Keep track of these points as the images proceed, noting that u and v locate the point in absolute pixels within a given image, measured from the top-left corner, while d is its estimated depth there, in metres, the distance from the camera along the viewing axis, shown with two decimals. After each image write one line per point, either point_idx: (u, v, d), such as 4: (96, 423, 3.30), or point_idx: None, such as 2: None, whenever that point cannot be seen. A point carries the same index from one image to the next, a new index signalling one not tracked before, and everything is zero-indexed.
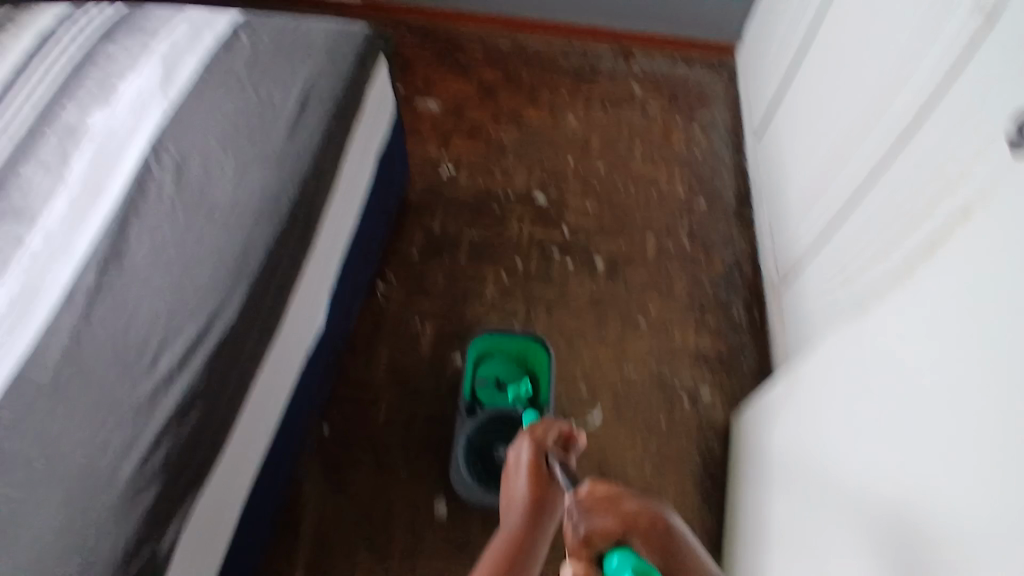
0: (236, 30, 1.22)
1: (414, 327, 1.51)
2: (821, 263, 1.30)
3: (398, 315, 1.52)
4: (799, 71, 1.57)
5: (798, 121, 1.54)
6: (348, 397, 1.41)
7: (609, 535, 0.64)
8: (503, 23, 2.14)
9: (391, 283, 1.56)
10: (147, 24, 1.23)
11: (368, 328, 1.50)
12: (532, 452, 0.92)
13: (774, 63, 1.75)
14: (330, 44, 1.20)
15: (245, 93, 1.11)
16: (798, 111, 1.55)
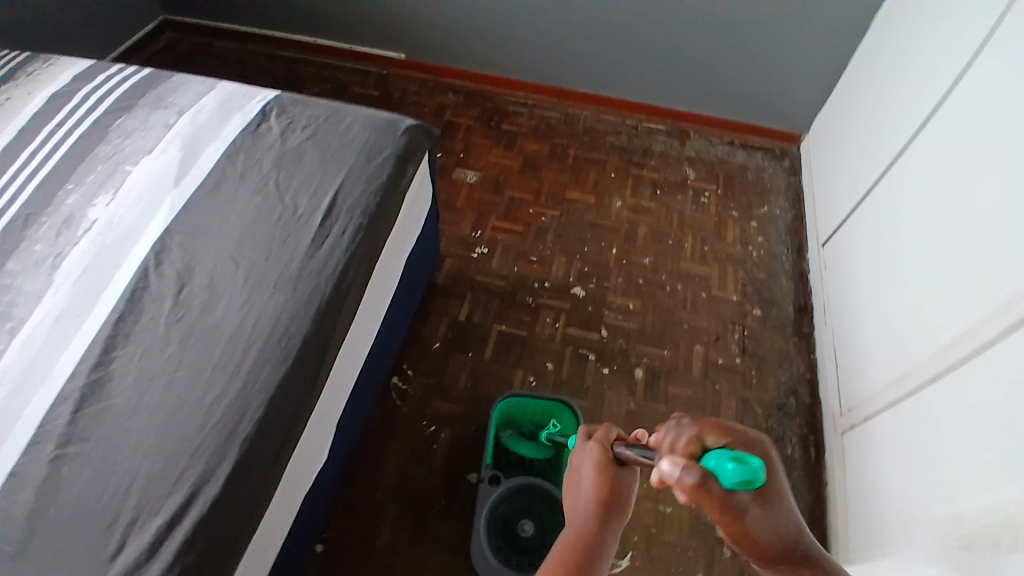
0: (264, 115, 1.16)
1: (429, 433, 1.37)
2: (900, 421, 1.13)
3: (413, 417, 1.39)
4: (891, 185, 1.39)
5: (886, 243, 1.36)
6: (350, 512, 1.27)
7: (720, 433, 0.58)
8: (555, 93, 2.07)
9: (410, 379, 1.44)
10: (169, 102, 1.19)
11: (380, 430, 1.37)
12: (600, 448, 0.73)
13: (853, 168, 1.59)
14: (372, 140, 1.10)
15: (271, 194, 1.02)
16: (887, 232, 1.36)
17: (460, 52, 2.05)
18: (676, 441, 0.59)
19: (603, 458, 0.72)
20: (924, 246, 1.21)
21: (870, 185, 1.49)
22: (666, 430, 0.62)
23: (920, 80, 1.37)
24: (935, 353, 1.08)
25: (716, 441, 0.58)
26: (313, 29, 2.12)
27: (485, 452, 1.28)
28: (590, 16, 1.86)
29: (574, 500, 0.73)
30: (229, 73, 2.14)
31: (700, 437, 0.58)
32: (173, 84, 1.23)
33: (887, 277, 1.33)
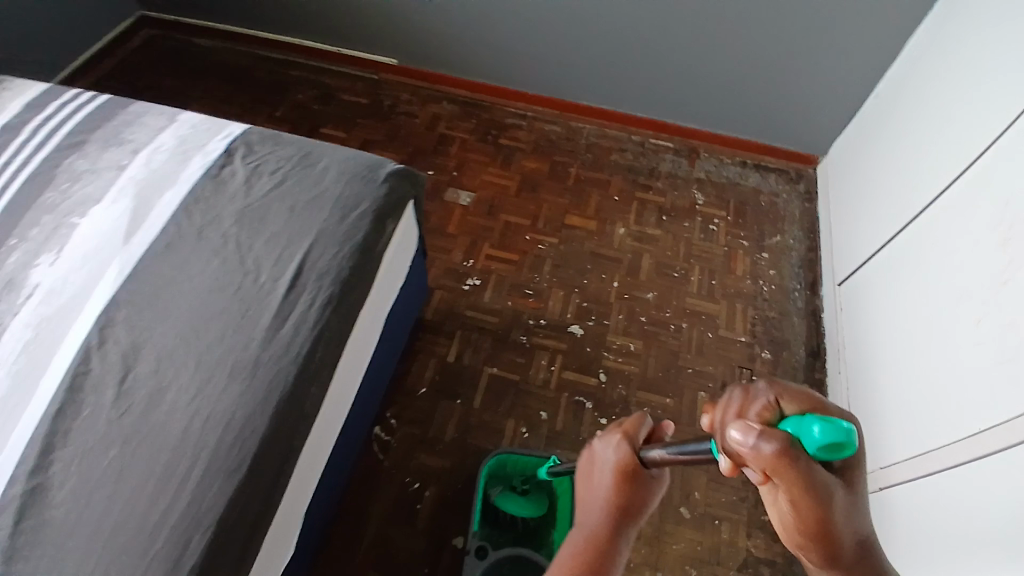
0: (227, 155, 1.05)
1: (412, 490, 1.28)
2: (916, 496, 1.04)
3: (396, 471, 1.30)
4: (918, 230, 1.28)
5: (909, 294, 1.26)
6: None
7: (801, 400, 0.51)
8: (557, 106, 1.94)
9: (394, 430, 1.35)
10: (123, 137, 1.08)
11: (360, 485, 1.28)
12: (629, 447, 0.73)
13: (875, 204, 1.48)
14: (347, 192, 1.00)
15: (234, 258, 0.94)
16: (910, 282, 1.26)
17: (455, 59, 1.91)
18: (752, 406, 0.52)
19: (628, 460, 0.71)
20: (946, 312, 1.13)
21: (892, 227, 1.39)
22: (732, 394, 0.55)
23: (953, 122, 1.26)
24: (948, 436, 1.02)
25: (795, 409, 0.51)
26: (298, 30, 1.98)
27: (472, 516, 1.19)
28: (596, 27, 1.72)
29: (588, 498, 0.72)
30: (207, 75, 1.97)
31: (777, 405, 0.51)
32: (129, 115, 1.12)
33: (903, 336, 1.24)
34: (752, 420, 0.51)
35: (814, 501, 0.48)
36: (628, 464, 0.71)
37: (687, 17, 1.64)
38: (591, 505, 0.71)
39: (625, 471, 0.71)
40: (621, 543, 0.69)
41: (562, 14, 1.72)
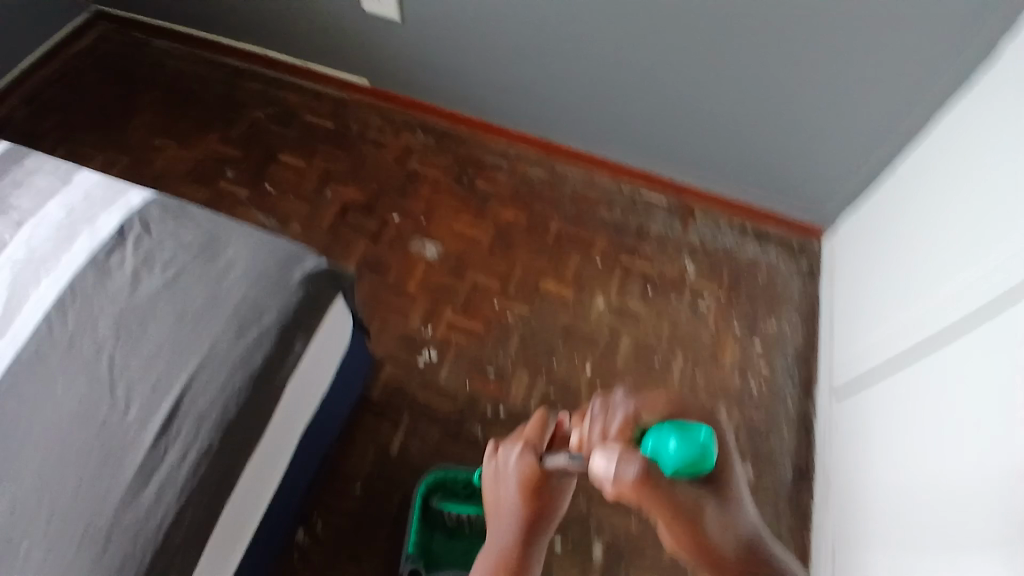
0: (121, 237, 0.83)
1: None
2: None
3: None
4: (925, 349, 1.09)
5: (909, 425, 1.07)
6: None
7: (657, 412, 0.58)
8: (545, 146, 1.74)
9: (320, 535, 1.21)
10: (5, 202, 0.86)
11: None
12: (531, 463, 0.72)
13: (890, 302, 1.28)
14: (249, 301, 0.79)
15: (102, 385, 0.74)
16: (912, 409, 1.08)
17: (432, 87, 1.69)
18: (611, 426, 0.59)
19: (530, 469, 0.71)
20: (934, 471, 0.97)
21: (897, 337, 1.20)
22: (598, 420, 0.62)
23: (978, 230, 1.06)
24: None
25: (651, 418, 0.58)
26: (258, 36, 1.74)
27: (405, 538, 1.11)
28: (591, 72, 1.51)
29: (501, 509, 0.73)
30: (157, 83, 1.75)
31: (635, 421, 0.59)
32: (22, 173, 0.90)
33: (882, 482, 1.09)
34: (611, 439, 0.58)
35: (673, 515, 0.50)
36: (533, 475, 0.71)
37: (695, 74, 1.43)
38: (502, 515, 0.73)
39: (531, 481, 0.71)
40: (535, 548, 0.71)
41: (554, 54, 1.50)
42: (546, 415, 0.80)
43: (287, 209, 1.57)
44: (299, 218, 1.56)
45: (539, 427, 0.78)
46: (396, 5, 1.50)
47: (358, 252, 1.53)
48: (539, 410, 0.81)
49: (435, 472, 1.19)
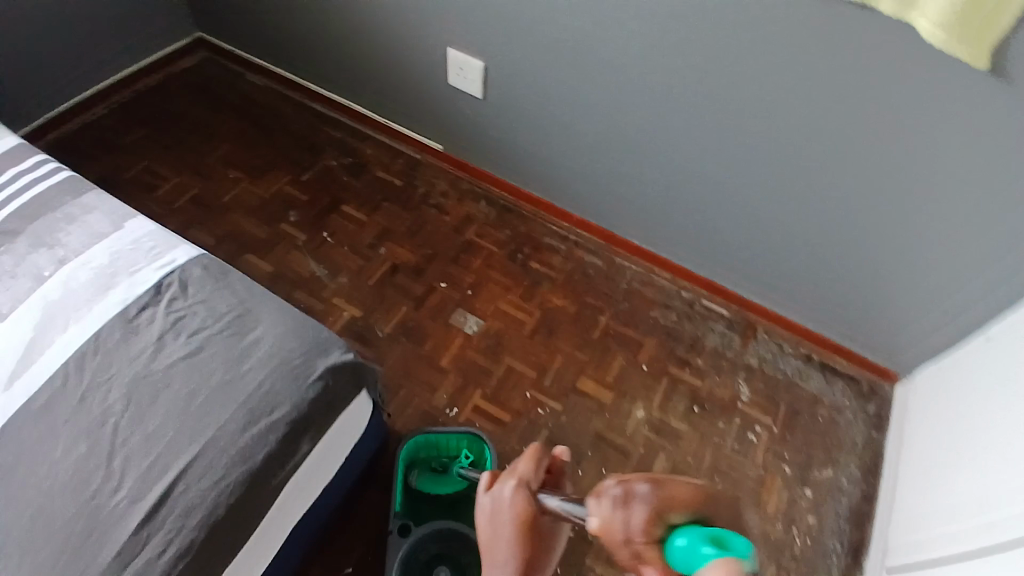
0: (157, 294, 0.84)
1: None
2: None
3: None
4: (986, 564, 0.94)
5: None
6: None
7: (684, 504, 0.51)
8: (606, 236, 1.68)
9: None
10: (53, 234, 0.89)
11: None
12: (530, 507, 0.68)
13: (955, 487, 1.13)
14: (268, 385, 0.78)
15: (103, 450, 0.73)
16: None
17: (504, 162, 1.69)
18: (635, 524, 0.51)
19: (528, 508, 0.68)
20: None
21: (960, 534, 1.05)
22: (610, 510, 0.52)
23: None
24: None
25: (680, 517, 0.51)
26: (347, 89, 1.80)
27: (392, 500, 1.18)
28: (667, 174, 1.45)
29: (492, 551, 0.68)
30: (245, 116, 1.82)
31: (661, 515, 0.51)
32: (78, 208, 0.92)
33: None
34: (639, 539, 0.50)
35: None
36: (529, 513, 0.68)
37: (778, 193, 1.35)
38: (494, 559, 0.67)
39: (526, 521, 0.67)
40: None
41: (632, 150, 1.46)
42: (542, 448, 0.75)
43: (340, 260, 1.57)
44: (349, 271, 1.56)
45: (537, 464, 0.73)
46: (482, 83, 1.52)
47: (399, 314, 1.50)
48: (535, 443, 0.75)
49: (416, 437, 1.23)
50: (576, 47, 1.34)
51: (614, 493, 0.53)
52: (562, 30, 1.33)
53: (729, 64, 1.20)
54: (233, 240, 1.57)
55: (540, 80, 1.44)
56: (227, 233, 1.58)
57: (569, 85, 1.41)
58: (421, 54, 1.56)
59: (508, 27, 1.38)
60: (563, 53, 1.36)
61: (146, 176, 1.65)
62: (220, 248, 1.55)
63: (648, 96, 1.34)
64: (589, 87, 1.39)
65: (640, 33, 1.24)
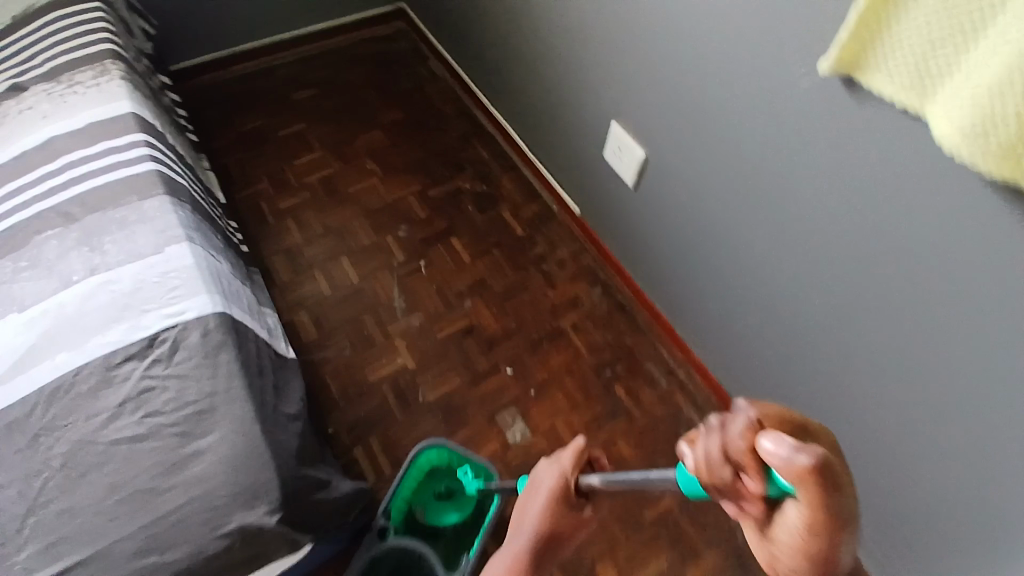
0: (144, 349, 0.76)
1: None
2: None
3: None
4: None
5: None
6: None
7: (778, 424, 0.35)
8: (722, 397, 1.33)
9: None
10: (102, 236, 0.84)
11: None
12: (561, 487, 0.64)
13: None
14: (176, 517, 0.67)
15: (8, 512, 0.67)
16: None
17: (639, 259, 1.40)
18: (718, 441, 0.36)
19: (568, 483, 0.65)
20: None
21: None
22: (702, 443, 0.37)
23: None
24: None
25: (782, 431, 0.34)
26: (511, 113, 1.63)
27: (390, 494, 1.09)
28: (816, 387, 1.05)
29: (520, 515, 0.65)
30: (409, 105, 1.75)
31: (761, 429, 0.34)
32: (136, 212, 0.87)
33: None
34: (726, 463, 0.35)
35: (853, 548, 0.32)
36: (563, 489, 0.64)
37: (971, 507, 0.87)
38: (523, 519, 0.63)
39: (561, 497, 0.64)
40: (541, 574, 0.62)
41: (786, 336, 1.07)
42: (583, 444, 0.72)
43: (421, 297, 1.45)
44: (425, 313, 1.43)
45: (575, 450, 0.70)
46: (640, 174, 1.25)
47: (449, 385, 1.35)
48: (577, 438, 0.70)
49: (434, 448, 1.12)
50: (761, 192, 0.98)
51: (710, 419, 0.38)
52: (751, 163, 0.97)
53: (971, 325, 0.76)
54: (338, 236, 1.52)
55: (706, 203, 1.11)
56: (334, 227, 1.53)
57: (737, 226, 1.07)
58: (587, 116, 1.32)
59: (689, 131, 1.07)
60: (744, 189, 1.01)
61: (295, 142, 1.65)
62: (323, 239, 1.51)
63: (829, 292, 0.94)
64: (760, 241, 1.03)
65: (850, 217, 0.85)
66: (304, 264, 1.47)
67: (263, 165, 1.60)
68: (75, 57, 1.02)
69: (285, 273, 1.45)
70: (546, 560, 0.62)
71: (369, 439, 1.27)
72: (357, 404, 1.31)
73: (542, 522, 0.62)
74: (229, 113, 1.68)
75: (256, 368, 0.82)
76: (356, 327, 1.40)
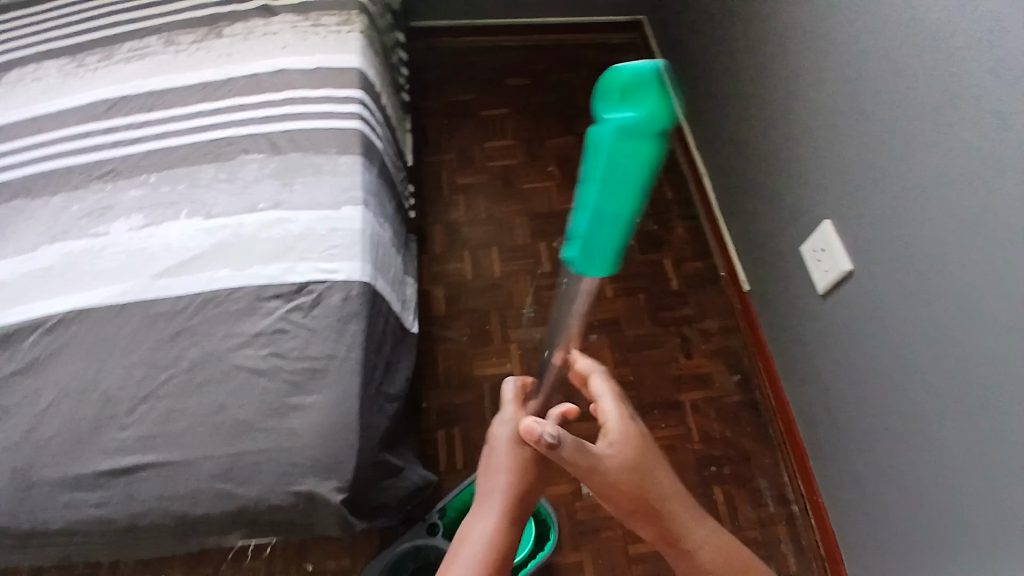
0: (292, 294, 0.83)
1: None
2: None
3: None
4: None
5: None
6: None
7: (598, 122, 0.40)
8: (831, 553, 1.15)
9: (239, 564, 1.11)
10: (295, 176, 0.92)
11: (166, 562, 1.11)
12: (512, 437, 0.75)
13: None
14: (263, 456, 0.73)
15: (142, 388, 0.77)
16: None
17: (796, 365, 1.23)
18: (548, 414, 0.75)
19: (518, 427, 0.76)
20: None
21: None
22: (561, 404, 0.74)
23: None
24: None
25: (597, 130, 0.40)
26: (712, 159, 1.50)
27: (453, 493, 1.08)
28: None
29: (488, 472, 0.75)
30: None
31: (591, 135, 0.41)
32: (329, 164, 0.93)
33: None
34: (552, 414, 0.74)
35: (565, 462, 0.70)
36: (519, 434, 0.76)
37: None
38: (494, 470, 0.74)
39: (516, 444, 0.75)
40: (522, 504, 0.74)
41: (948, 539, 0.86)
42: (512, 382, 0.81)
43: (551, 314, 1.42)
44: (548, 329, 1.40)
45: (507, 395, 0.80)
46: (833, 285, 1.08)
47: None
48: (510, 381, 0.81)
49: None
50: (976, 369, 0.79)
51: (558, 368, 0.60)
52: (981, 328, 0.78)
53: None
54: (498, 225, 1.54)
55: (900, 346, 0.92)
56: (498, 215, 1.55)
57: (928, 387, 0.87)
58: (794, 197, 1.17)
59: (908, 262, 0.89)
60: (955, 356, 0.82)
61: (492, 124, 1.69)
62: (482, 224, 1.54)
63: None
64: (956, 420, 0.84)
65: None
66: (458, 240, 1.52)
67: (457, 137, 1.67)
68: (333, 6, 1.11)
69: (438, 244, 1.51)
70: (522, 493, 0.74)
71: (454, 429, 1.29)
72: (455, 391, 1.33)
73: (511, 468, 0.74)
74: (445, 79, 1.76)
75: (376, 343, 0.86)
76: (481, 318, 1.41)
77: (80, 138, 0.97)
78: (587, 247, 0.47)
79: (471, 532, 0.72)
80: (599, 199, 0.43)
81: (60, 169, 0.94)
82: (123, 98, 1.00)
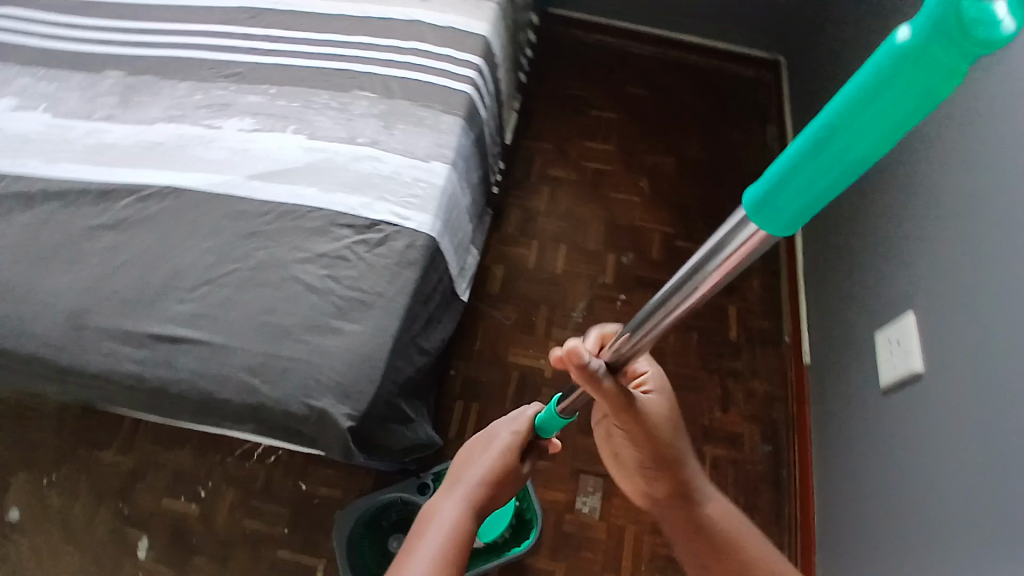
0: (363, 227, 0.86)
1: (182, 503, 1.16)
2: None
3: (198, 471, 1.18)
4: None
5: None
6: (99, 427, 1.21)
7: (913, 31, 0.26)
8: None
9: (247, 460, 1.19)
10: (397, 122, 0.96)
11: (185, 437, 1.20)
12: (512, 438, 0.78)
13: None
14: (293, 364, 0.78)
15: (210, 272, 0.83)
16: None
17: (833, 452, 1.16)
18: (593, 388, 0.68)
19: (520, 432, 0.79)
20: None
21: None
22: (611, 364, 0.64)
23: None
24: None
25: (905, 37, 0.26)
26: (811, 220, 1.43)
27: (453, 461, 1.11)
28: None
29: (473, 458, 0.78)
30: (717, 153, 1.65)
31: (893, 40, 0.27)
32: (431, 118, 0.97)
33: None
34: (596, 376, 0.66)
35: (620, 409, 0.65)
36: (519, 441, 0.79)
37: None
38: (481, 458, 0.77)
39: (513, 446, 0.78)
40: (492, 501, 0.76)
41: None
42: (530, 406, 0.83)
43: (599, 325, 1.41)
44: None
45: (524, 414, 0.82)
46: (895, 383, 0.99)
47: None
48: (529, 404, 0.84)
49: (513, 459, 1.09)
50: None
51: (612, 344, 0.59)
52: None
53: None
54: (573, 224, 1.54)
55: None
56: (576, 215, 1.55)
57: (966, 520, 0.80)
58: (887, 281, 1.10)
59: None
60: None
61: (598, 126, 1.68)
62: (559, 219, 1.54)
63: None
64: None
65: None
66: (531, 228, 1.53)
67: (560, 129, 1.67)
68: None
69: (512, 226, 1.53)
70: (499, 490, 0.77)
71: (473, 404, 1.31)
72: (485, 370, 1.35)
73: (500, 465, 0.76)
74: (566, 72, 1.77)
75: (424, 296, 0.88)
76: (531, 308, 1.42)
77: (223, 37, 1.05)
78: (774, 199, 0.34)
79: (447, 501, 0.72)
80: (824, 123, 0.30)
81: (199, 61, 1.03)
82: (269, 11, 1.07)
